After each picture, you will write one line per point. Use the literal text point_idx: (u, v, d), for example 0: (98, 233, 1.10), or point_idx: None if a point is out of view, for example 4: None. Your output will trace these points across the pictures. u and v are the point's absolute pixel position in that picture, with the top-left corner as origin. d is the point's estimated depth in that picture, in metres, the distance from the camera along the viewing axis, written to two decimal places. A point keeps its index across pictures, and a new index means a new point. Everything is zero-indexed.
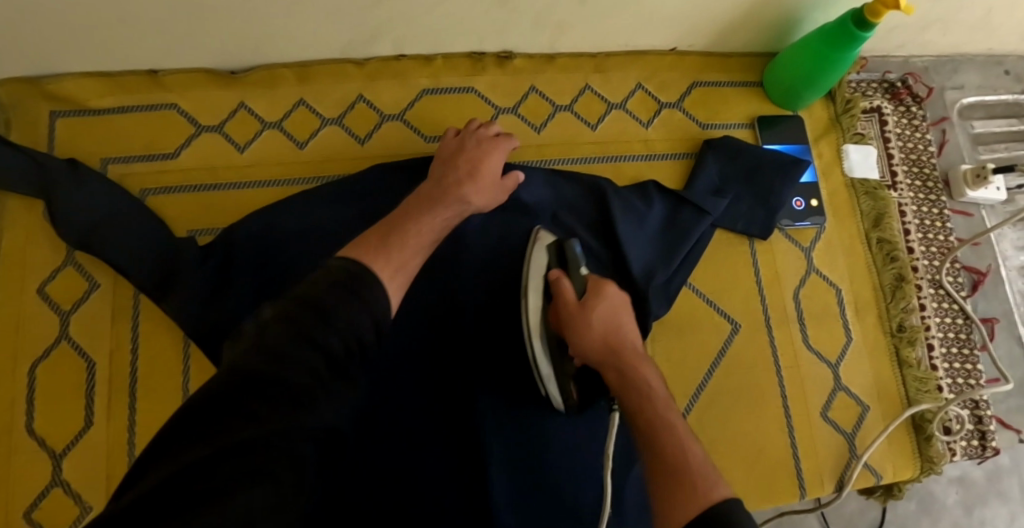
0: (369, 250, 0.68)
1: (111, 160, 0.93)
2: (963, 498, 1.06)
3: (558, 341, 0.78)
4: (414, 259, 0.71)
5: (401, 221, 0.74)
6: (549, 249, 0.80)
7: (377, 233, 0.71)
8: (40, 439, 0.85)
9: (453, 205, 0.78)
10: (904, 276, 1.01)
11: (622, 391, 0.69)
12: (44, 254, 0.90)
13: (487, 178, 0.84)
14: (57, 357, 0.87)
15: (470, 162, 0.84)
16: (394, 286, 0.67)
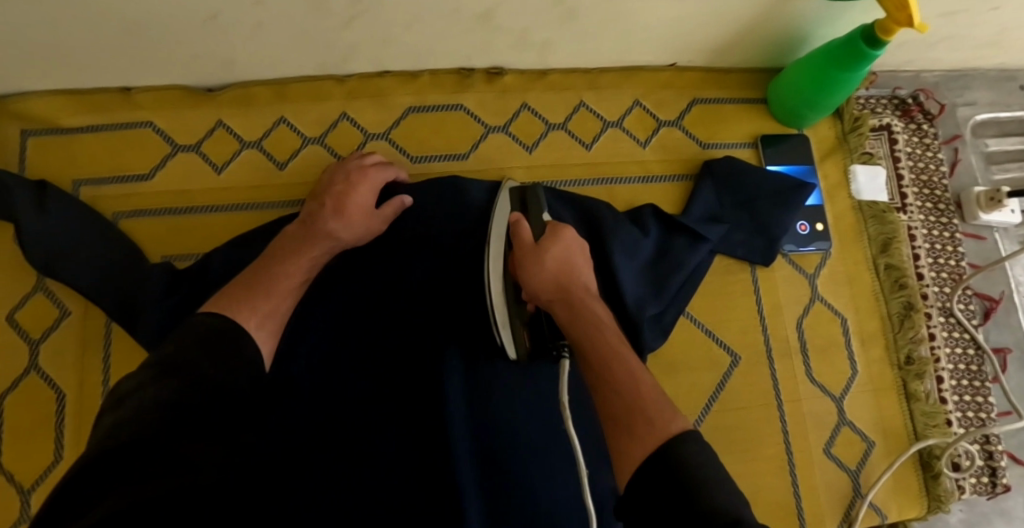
0: (233, 298, 0.69)
1: (82, 181, 0.89)
2: None
3: (515, 287, 0.73)
4: (286, 304, 0.73)
5: (267, 258, 0.75)
6: (512, 193, 0.79)
7: (247, 278, 0.72)
8: (7, 475, 0.81)
9: (320, 244, 0.76)
10: (912, 305, 0.96)
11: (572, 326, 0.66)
12: (14, 280, 0.86)
13: (356, 207, 0.79)
14: (25, 389, 0.83)
15: (335, 198, 0.79)
16: (261, 338, 0.69)
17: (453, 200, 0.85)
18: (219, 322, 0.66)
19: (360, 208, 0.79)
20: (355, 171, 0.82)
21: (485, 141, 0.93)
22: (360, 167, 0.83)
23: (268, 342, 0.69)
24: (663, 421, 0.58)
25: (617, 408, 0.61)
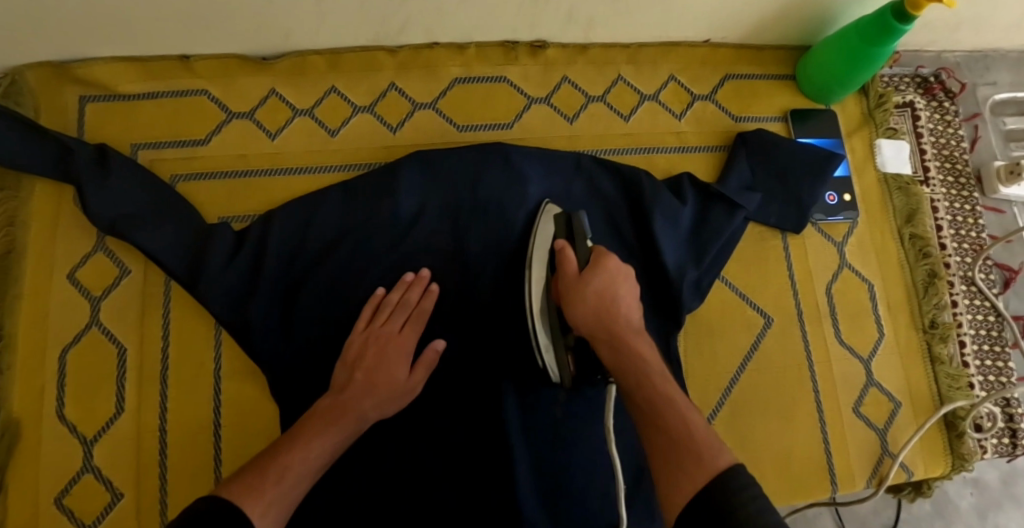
0: (243, 487, 0.65)
1: (141, 145, 0.92)
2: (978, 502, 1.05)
3: (558, 314, 0.76)
4: (295, 488, 0.68)
5: (277, 448, 0.71)
6: (556, 220, 0.81)
7: (258, 462, 0.69)
8: (72, 424, 0.84)
9: (348, 430, 0.75)
10: (936, 273, 1.00)
11: (619, 373, 0.68)
12: (77, 239, 0.89)
13: (391, 383, 0.79)
14: (88, 343, 0.87)
15: (371, 373, 0.78)
16: (268, 524, 0.64)
17: (502, 167, 0.90)
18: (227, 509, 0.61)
19: (395, 383, 0.79)
20: (387, 354, 0.80)
21: (529, 111, 0.96)
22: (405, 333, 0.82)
23: (274, 526, 0.65)
24: (710, 453, 0.61)
25: (653, 404, 0.65)
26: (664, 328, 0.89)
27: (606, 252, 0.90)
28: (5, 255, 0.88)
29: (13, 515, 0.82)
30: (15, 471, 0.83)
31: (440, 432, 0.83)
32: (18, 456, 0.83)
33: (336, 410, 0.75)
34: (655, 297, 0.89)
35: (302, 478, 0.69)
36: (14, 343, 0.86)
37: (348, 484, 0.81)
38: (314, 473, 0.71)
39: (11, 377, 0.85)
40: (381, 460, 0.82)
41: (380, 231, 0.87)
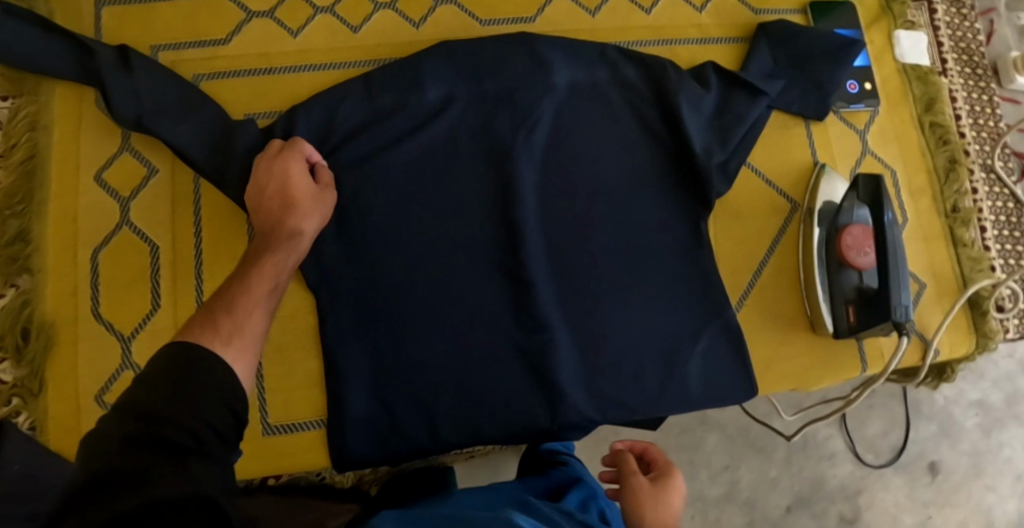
0: (195, 326, 0.62)
1: (160, 47, 0.90)
2: (981, 421, 1.21)
3: (835, 265, 0.89)
4: (256, 323, 0.65)
5: (233, 286, 0.68)
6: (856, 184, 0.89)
7: (214, 303, 0.66)
8: (107, 322, 0.84)
9: (290, 247, 0.75)
10: (956, 159, 1.01)
11: (636, 510, 0.77)
12: (101, 142, 0.89)
13: (303, 194, 0.79)
14: (118, 243, 0.86)
15: (279, 194, 0.78)
16: (234, 354, 0.61)
17: (528, 58, 0.90)
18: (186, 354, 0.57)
19: (305, 193, 0.79)
20: (276, 174, 0.79)
21: (551, 5, 0.96)
22: (270, 159, 0.81)
23: (245, 358, 0.62)
24: None
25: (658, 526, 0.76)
26: (692, 211, 0.90)
27: (636, 141, 0.91)
28: (28, 160, 0.88)
29: (53, 413, 0.82)
30: (54, 370, 0.83)
31: (477, 315, 0.85)
32: (56, 355, 0.83)
33: (275, 236, 0.76)
34: (683, 183, 0.91)
35: (262, 304, 0.68)
36: (43, 245, 0.86)
37: (389, 365, 0.83)
38: (272, 295, 0.70)
39: (43, 279, 0.85)
40: (421, 343, 0.83)
41: (410, 122, 0.88)
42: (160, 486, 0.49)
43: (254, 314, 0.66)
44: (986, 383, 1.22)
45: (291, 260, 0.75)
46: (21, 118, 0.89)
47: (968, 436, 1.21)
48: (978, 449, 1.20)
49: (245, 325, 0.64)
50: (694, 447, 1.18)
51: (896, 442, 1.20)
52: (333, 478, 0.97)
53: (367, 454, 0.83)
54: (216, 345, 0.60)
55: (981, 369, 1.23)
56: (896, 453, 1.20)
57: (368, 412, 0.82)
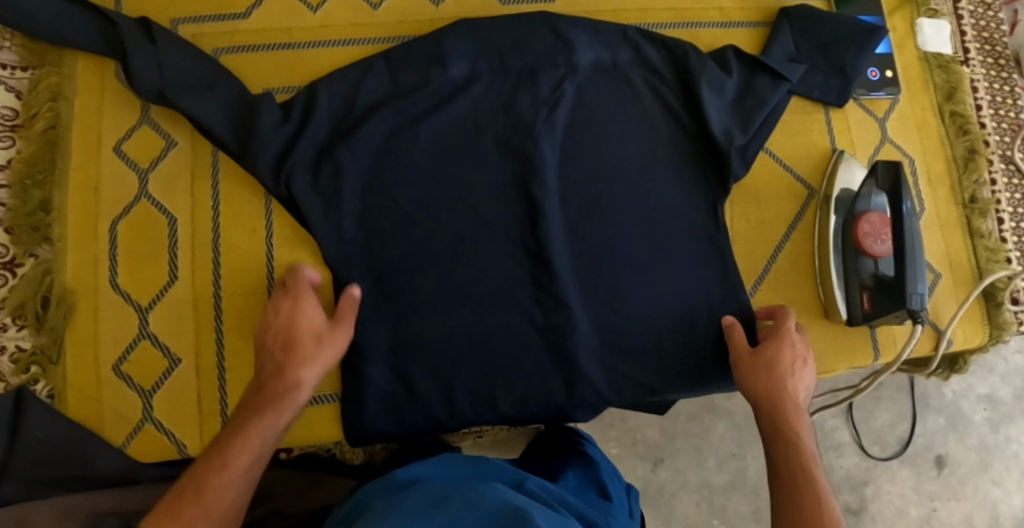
0: (170, 505, 0.64)
1: (181, 21, 0.91)
2: (989, 416, 1.21)
3: (851, 251, 0.89)
4: (231, 500, 0.66)
5: (209, 464, 0.67)
6: (876, 170, 0.89)
7: (188, 483, 0.66)
8: (125, 293, 0.85)
9: (284, 401, 0.73)
10: (975, 149, 1.00)
11: (768, 401, 0.77)
12: (121, 113, 0.89)
13: (306, 340, 0.77)
14: (138, 214, 0.87)
15: (279, 339, 0.77)
16: None
17: (550, 37, 0.90)
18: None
19: (310, 331, 0.78)
20: (281, 314, 0.79)
21: None
22: (275, 309, 0.79)
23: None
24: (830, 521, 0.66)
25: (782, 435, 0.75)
26: (711, 194, 0.90)
27: (656, 122, 0.91)
28: (49, 130, 0.88)
29: (72, 381, 0.83)
30: (74, 338, 0.84)
31: (493, 294, 0.85)
32: (75, 323, 0.84)
33: (268, 388, 0.74)
34: (702, 165, 0.90)
35: (235, 464, 0.67)
36: (63, 215, 0.86)
37: (406, 341, 0.83)
38: (253, 466, 0.69)
39: (63, 249, 0.85)
40: (438, 320, 0.84)
41: (429, 100, 0.88)
42: None
43: (235, 486, 0.66)
44: (995, 378, 1.22)
45: (281, 421, 0.72)
46: (41, 88, 0.88)
47: (976, 430, 1.21)
48: (986, 443, 1.21)
49: (217, 506, 0.64)
50: (702, 435, 1.18)
51: (904, 435, 1.20)
52: (344, 455, 0.99)
53: (382, 428, 0.83)
54: None
55: (991, 363, 1.22)
56: (902, 446, 1.20)
57: (384, 387, 0.83)
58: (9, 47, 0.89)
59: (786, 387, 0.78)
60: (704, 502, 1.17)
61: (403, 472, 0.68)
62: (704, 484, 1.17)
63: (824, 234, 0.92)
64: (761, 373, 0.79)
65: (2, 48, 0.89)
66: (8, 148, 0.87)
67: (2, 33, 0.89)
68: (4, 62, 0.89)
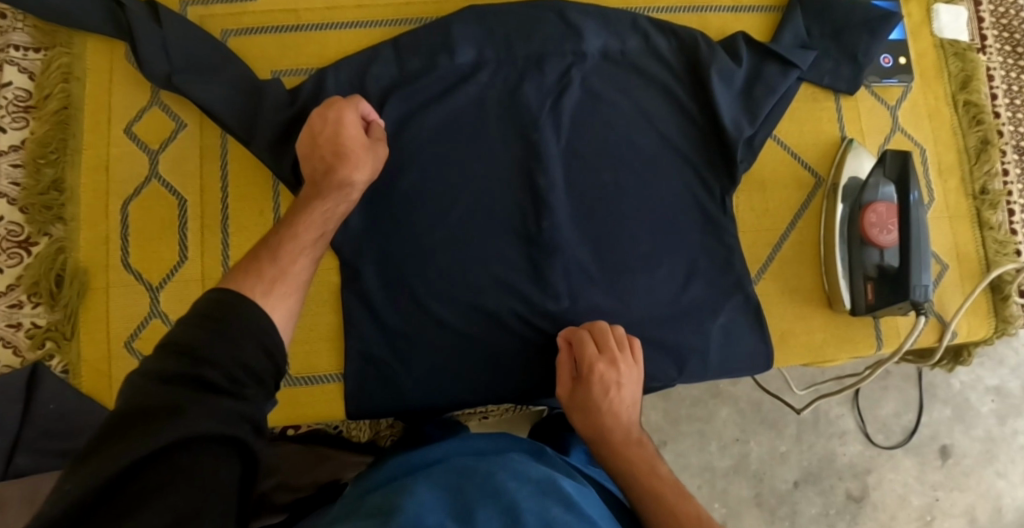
0: (241, 273, 0.65)
1: (189, 1, 0.91)
2: (997, 407, 1.20)
3: (857, 242, 0.89)
4: (299, 268, 0.69)
5: (279, 235, 0.71)
6: (885, 159, 0.88)
7: (259, 250, 0.69)
8: (136, 272, 0.87)
9: (338, 197, 0.77)
10: (988, 139, 0.99)
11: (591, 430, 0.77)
12: (131, 95, 0.90)
13: (356, 142, 0.78)
14: (149, 195, 0.88)
15: (332, 139, 0.78)
16: (273, 305, 0.63)
17: (559, 23, 0.90)
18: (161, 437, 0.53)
19: (358, 141, 0.79)
20: (326, 118, 0.79)
21: None
22: (326, 104, 0.79)
23: (284, 304, 0.65)
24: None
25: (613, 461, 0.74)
26: (717, 185, 0.90)
27: (663, 111, 0.91)
28: (61, 110, 0.89)
29: (85, 356, 0.85)
30: (87, 316, 0.86)
31: (494, 279, 0.85)
32: (88, 301, 0.86)
33: (326, 188, 0.76)
34: (709, 155, 0.90)
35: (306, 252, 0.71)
36: (76, 195, 0.88)
37: (407, 326, 0.84)
38: (316, 246, 0.73)
39: (76, 227, 0.87)
40: (435, 302, 0.84)
41: (435, 85, 0.88)
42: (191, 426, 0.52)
43: (297, 261, 0.69)
44: (1004, 370, 1.22)
45: (337, 210, 0.76)
46: (53, 70, 0.90)
47: (982, 422, 1.20)
48: (992, 436, 1.20)
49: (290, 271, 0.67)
50: (706, 418, 1.19)
51: (909, 424, 1.20)
52: (350, 432, 1.00)
53: (384, 406, 0.84)
54: (256, 292, 0.63)
55: (1001, 355, 1.22)
56: (908, 434, 1.20)
57: (384, 371, 0.84)
58: (23, 29, 0.91)
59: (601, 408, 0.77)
60: (706, 485, 1.17)
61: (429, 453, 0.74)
62: (705, 468, 1.18)
63: (833, 225, 0.91)
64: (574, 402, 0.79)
65: (16, 30, 0.91)
66: (22, 129, 0.89)
67: (16, 15, 0.91)
68: (17, 43, 0.91)
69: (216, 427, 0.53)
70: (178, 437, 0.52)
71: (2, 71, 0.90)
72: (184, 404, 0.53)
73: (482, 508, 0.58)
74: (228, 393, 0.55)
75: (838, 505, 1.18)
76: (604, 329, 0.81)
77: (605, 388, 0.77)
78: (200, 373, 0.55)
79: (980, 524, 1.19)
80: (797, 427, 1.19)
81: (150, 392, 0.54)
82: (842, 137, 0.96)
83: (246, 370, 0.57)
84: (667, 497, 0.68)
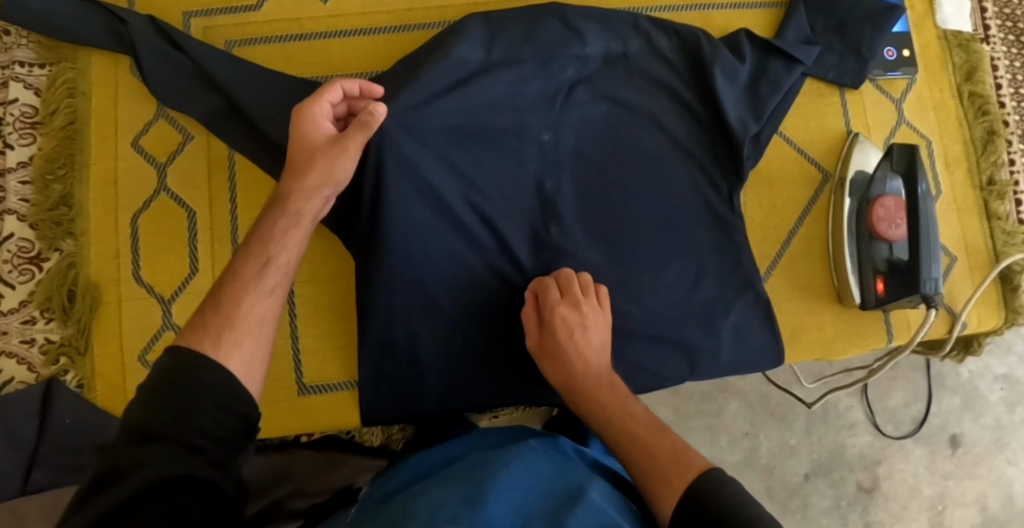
0: (195, 330, 0.63)
1: (192, 13, 0.92)
2: (1006, 395, 1.21)
3: (866, 236, 0.89)
4: (251, 306, 0.66)
5: (229, 276, 0.68)
6: (890, 151, 0.88)
7: (208, 299, 0.67)
8: (147, 286, 0.87)
9: (287, 215, 0.72)
10: (995, 130, 0.99)
11: (564, 378, 0.77)
12: (137, 108, 0.90)
13: (310, 148, 0.75)
14: (157, 208, 0.88)
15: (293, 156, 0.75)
16: (224, 355, 0.61)
17: (561, 26, 0.90)
18: (122, 469, 0.53)
19: (320, 148, 0.75)
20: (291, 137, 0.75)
21: None
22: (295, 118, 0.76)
23: (236, 349, 0.62)
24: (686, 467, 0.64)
25: (587, 405, 0.74)
26: (724, 183, 0.90)
27: (668, 111, 0.91)
28: (68, 125, 0.90)
29: (99, 371, 0.86)
30: (100, 330, 0.86)
31: (502, 282, 0.86)
32: (101, 315, 0.87)
33: (274, 206, 0.73)
34: (715, 154, 0.90)
35: (254, 286, 0.67)
36: (85, 210, 0.88)
37: (420, 333, 0.84)
38: (268, 274, 0.68)
39: (86, 242, 0.88)
40: (446, 307, 0.85)
41: None
42: (153, 463, 0.53)
43: (246, 300, 0.66)
44: (1012, 357, 1.22)
45: (289, 227, 0.72)
46: (58, 85, 0.90)
47: (991, 410, 1.21)
48: (1002, 423, 1.20)
49: (241, 314, 0.65)
50: (716, 413, 1.19)
51: (919, 414, 1.20)
52: (362, 437, 1.01)
53: (399, 412, 0.85)
54: (203, 347, 0.61)
55: (1009, 342, 1.22)
56: (918, 425, 1.20)
57: (398, 378, 0.84)
58: (27, 45, 0.91)
59: (570, 359, 0.77)
60: None
61: (446, 452, 0.75)
62: (717, 462, 1.18)
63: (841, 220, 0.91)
64: (545, 356, 0.79)
65: (20, 46, 0.91)
66: (29, 145, 0.90)
67: (19, 31, 0.91)
68: (22, 59, 0.91)
69: (177, 470, 0.53)
70: (137, 487, 0.52)
71: (7, 88, 0.90)
72: (138, 458, 0.54)
73: (493, 502, 0.58)
74: (185, 448, 0.55)
75: (850, 497, 1.19)
76: (559, 278, 0.82)
77: (568, 333, 0.78)
78: (157, 426, 0.55)
79: (992, 512, 1.19)
80: (808, 420, 1.20)
81: (114, 458, 0.54)
82: (847, 132, 0.96)
83: (204, 430, 0.56)
84: (639, 434, 0.69)
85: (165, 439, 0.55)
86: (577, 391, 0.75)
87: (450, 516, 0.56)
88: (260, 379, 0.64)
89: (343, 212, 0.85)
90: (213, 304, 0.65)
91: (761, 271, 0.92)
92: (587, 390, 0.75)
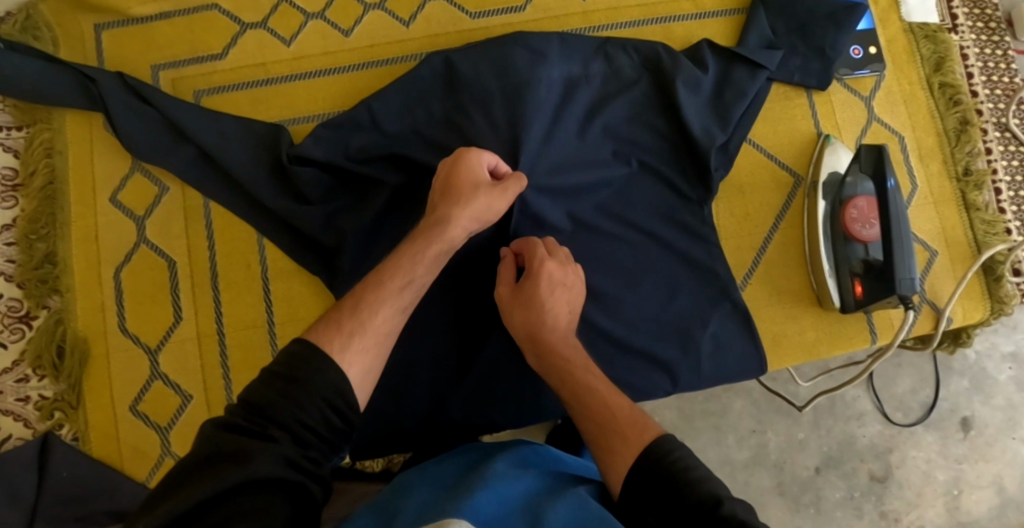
0: (327, 325, 0.66)
1: (160, 66, 0.93)
2: (1016, 375, 1.13)
3: (841, 241, 0.88)
4: (381, 318, 0.67)
5: (367, 282, 0.70)
6: (857, 153, 0.88)
7: (345, 299, 0.69)
8: (133, 336, 0.89)
9: (432, 235, 0.74)
10: (967, 120, 0.99)
11: (532, 328, 0.77)
12: (112, 163, 0.92)
13: (468, 185, 0.77)
14: (139, 260, 0.90)
15: (444, 179, 0.77)
16: (349, 359, 0.63)
17: (520, 50, 0.90)
18: (216, 458, 0.56)
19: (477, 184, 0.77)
20: (450, 160, 0.78)
21: None
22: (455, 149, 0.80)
23: (360, 358, 0.64)
24: (638, 433, 0.65)
25: (555, 362, 0.75)
26: (694, 196, 0.90)
27: (634, 127, 0.91)
28: (48, 185, 0.92)
29: (93, 423, 0.88)
30: (91, 383, 0.88)
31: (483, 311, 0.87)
32: (89, 369, 0.88)
33: (426, 228, 0.74)
34: (681, 165, 0.91)
35: (389, 299, 0.68)
36: (69, 266, 0.90)
37: (400, 366, 0.86)
38: (404, 292, 0.70)
39: (72, 297, 0.90)
40: (429, 338, 0.86)
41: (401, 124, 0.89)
42: (252, 461, 0.56)
43: (382, 310, 0.68)
44: (1020, 335, 1.14)
45: (432, 246, 0.73)
46: (36, 146, 0.92)
47: (1001, 390, 1.13)
48: (1014, 403, 1.13)
49: (374, 327, 0.66)
50: (721, 414, 1.13)
51: (927, 400, 1.13)
52: (362, 464, 0.95)
53: (386, 445, 0.86)
54: (334, 348, 0.63)
55: (1015, 322, 1.14)
56: (926, 411, 1.13)
57: (382, 412, 0.86)
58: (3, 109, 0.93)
59: (542, 314, 0.77)
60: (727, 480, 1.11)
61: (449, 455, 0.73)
62: (726, 464, 1.11)
63: (818, 227, 0.91)
64: (514, 304, 0.79)
65: None
66: (12, 207, 0.92)
67: None
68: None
69: (271, 470, 0.56)
70: (241, 480, 0.54)
71: None
72: (249, 452, 0.56)
73: (481, 492, 0.59)
74: (292, 446, 0.58)
75: (863, 488, 1.12)
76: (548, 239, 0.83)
77: (550, 283, 0.79)
78: (264, 426, 0.58)
79: (1009, 494, 1.11)
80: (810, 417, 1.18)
81: (217, 449, 0.56)
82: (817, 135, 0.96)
83: (307, 426, 0.59)
84: (600, 391, 0.71)
85: (273, 439, 0.58)
86: (544, 346, 0.76)
87: (439, 506, 0.58)
88: (370, 388, 0.66)
89: (321, 253, 0.88)
90: (355, 303, 0.68)
91: (738, 280, 0.92)
92: (556, 346, 0.76)
